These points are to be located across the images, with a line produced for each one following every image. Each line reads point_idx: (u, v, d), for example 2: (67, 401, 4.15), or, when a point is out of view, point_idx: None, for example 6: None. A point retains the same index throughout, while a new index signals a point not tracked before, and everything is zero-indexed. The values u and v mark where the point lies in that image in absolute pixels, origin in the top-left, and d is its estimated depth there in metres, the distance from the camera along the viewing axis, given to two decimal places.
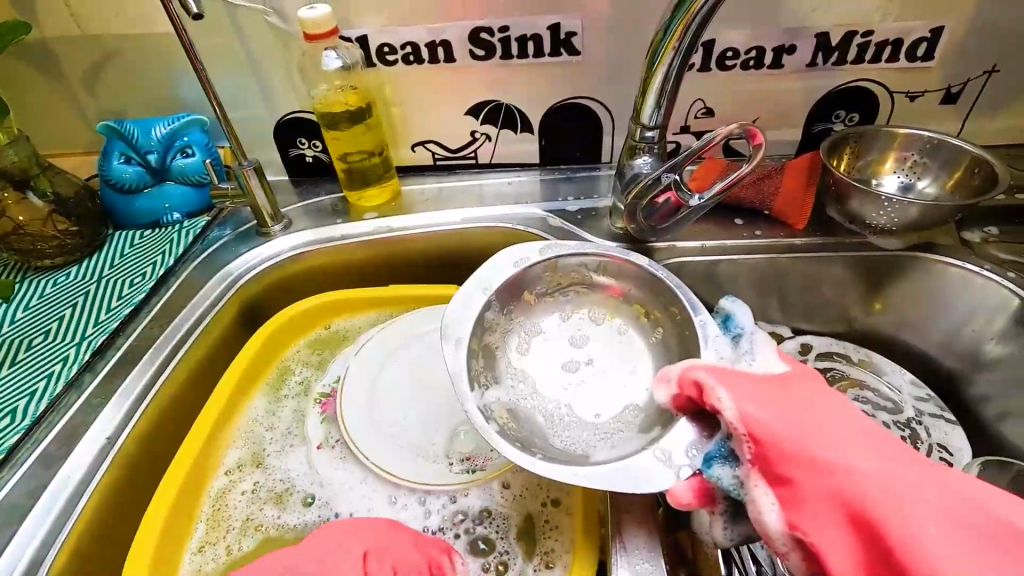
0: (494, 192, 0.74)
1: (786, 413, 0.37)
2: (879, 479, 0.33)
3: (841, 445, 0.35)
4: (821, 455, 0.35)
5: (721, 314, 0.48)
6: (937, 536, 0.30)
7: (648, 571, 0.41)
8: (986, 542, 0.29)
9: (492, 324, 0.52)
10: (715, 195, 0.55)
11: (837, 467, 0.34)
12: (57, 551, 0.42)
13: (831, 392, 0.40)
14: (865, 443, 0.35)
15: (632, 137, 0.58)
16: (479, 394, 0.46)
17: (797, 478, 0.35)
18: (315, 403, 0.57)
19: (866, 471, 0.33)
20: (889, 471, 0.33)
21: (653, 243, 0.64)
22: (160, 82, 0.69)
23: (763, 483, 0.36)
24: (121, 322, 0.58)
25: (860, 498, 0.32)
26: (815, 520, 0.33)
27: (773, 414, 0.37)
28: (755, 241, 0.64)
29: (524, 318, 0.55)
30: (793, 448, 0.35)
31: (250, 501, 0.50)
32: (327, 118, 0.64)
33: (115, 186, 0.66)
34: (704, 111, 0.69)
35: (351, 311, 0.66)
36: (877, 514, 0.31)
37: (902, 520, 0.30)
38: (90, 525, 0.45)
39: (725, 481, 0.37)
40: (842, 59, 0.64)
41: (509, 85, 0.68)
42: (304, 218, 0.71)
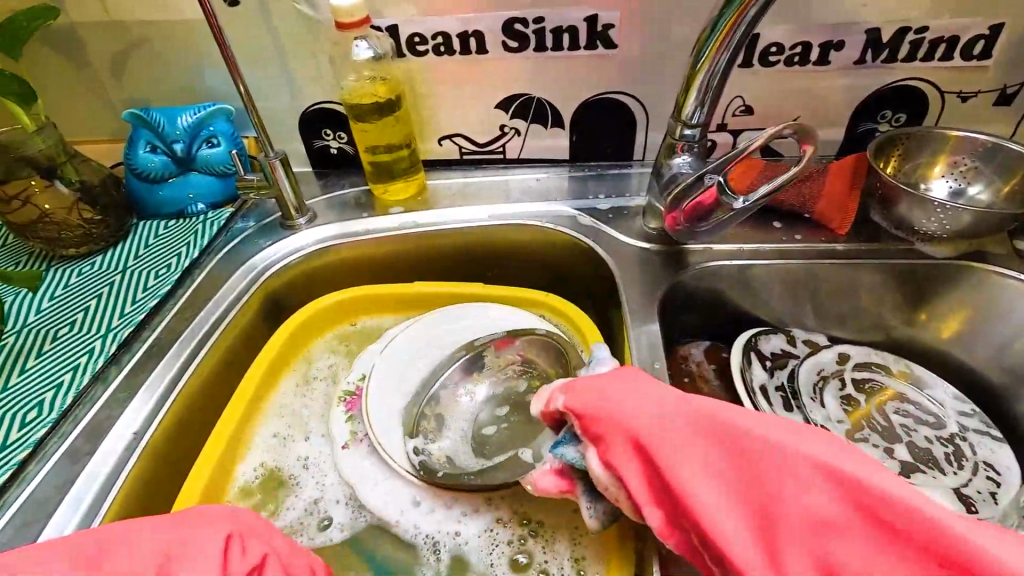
0: (522, 188, 0.73)
1: (604, 387, 0.41)
2: (699, 463, 0.35)
3: (677, 430, 0.36)
4: (656, 432, 0.37)
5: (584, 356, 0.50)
6: (696, 472, 0.34)
7: None
8: (779, 543, 0.30)
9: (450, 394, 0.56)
10: (761, 198, 0.53)
11: (666, 447, 0.36)
12: None
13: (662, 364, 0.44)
14: (671, 399, 0.38)
15: (672, 135, 0.55)
16: (418, 441, 0.52)
17: (605, 436, 0.39)
18: (339, 402, 0.56)
19: (688, 459, 0.35)
20: (667, 420, 0.37)
21: (687, 245, 0.62)
22: (187, 70, 0.67)
23: (590, 445, 0.40)
24: (147, 315, 0.57)
25: (658, 455, 0.36)
26: (628, 475, 0.37)
27: (625, 403, 0.39)
28: (794, 245, 0.61)
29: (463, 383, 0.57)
30: (631, 431, 0.37)
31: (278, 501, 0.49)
32: (355, 110, 0.63)
33: (139, 175, 0.65)
34: (743, 109, 0.66)
35: (377, 307, 0.65)
36: (654, 452, 0.36)
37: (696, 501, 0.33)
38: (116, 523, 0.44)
39: (569, 457, 0.41)
40: (892, 56, 0.61)
41: (541, 79, 0.66)
42: (328, 211, 0.70)
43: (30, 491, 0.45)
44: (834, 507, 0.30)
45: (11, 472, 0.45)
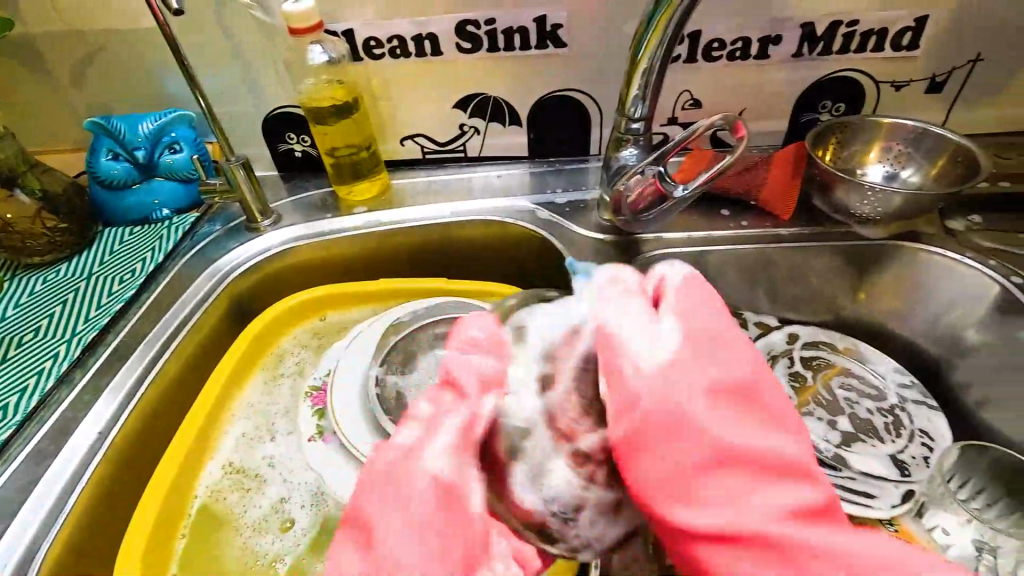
0: (484, 185, 0.75)
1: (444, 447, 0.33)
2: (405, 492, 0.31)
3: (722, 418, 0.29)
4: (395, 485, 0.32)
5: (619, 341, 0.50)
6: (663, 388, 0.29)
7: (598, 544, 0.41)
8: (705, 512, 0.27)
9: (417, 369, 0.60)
10: (700, 186, 0.56)
11: (389, 492, 0.32)
12: (50, 545, 0.43)
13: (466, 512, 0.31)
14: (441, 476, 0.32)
15: (618, 129, 0.58)
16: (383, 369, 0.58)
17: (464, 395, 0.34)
18: (305, 397, 0.58)
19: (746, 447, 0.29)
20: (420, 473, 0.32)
21: (639, 234, 0.65)
22: (147, 78, 0.68)
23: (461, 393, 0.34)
24: (111, 319, 0.58)
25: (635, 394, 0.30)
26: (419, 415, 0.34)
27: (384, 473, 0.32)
28: (741, 232, 0.64)
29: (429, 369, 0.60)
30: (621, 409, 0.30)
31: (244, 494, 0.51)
32: (314, 112, 0.64)
33: (103, 183, 0.66)
34: (691, 102, 0.69)
35: (344, 304, 0.66)
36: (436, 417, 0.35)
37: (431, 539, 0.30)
38: (82, 519, 0.45)
39: None
40: (827, 49, 0.64)
41: (496, 78, 0.68)
42: (294, 212, 0.72)
43: None
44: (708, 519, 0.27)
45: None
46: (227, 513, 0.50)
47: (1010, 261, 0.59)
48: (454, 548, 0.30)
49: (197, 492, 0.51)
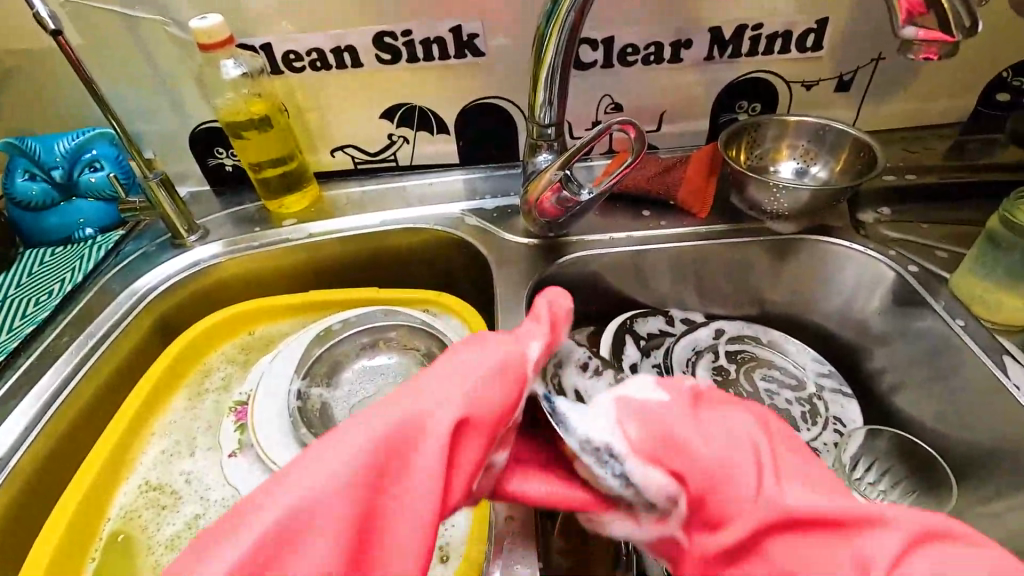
0: (416, 194, 0.75)
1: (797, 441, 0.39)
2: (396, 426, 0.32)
3: (689, 422, 0.35)
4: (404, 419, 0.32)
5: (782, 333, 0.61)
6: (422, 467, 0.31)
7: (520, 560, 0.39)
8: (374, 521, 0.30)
9: (343, 380, 0.60)
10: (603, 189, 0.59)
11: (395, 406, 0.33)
12: None
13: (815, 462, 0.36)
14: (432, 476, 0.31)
15: (532, 135, 0.59)
16: (303, 383, 0.57)
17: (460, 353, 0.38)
18: (229, 412, 0.57)
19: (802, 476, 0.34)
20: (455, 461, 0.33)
21: (562, 238, 0.66)
22: (64, 98, 0.68)
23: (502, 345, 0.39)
24: (21, 343, 0.57)
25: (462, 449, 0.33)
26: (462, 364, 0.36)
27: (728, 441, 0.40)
28: (662, 231, 0.65)
29: (353, 376, 0.60)
30: (644, 439, 0.35)
31: (156, 514, 0.50)
32: (233, 127, 0.65)
33: (20, 204, 0.65)
34: (613, 106, 0.70)
35: (271, 318, 0.66)
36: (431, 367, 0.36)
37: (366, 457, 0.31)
38: None
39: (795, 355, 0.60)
40: (736, 52, 0.66)
41: (419, 88, 0.69)
42: (223, 227, 0.71)
43: None
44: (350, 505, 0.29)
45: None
46: (138, 533, 0.49)
47: (910, 251, 0.63)
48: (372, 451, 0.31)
49: (110, 514, 0.50)
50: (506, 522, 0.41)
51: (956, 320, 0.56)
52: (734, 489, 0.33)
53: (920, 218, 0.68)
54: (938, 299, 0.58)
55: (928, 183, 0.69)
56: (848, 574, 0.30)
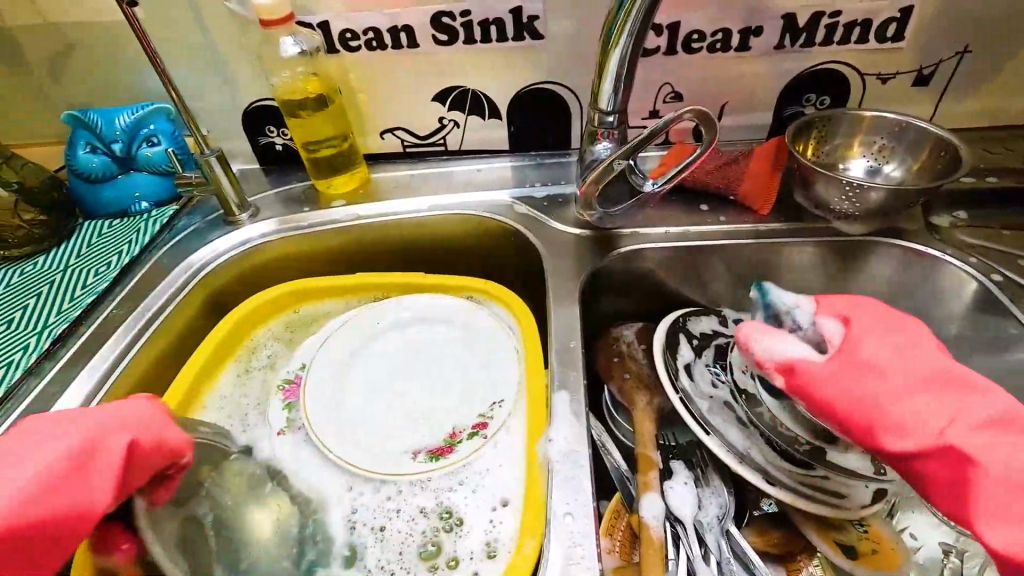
0: (464, 180, 0.74)
1: (881, 347, 0.42)
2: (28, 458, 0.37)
3: (872, 325, 0.44)
4: None
5: None
6: None
7: (580, 554, 0.40)
8: None
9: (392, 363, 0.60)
10: (669, 182, 0.57)
11: None
12: None
13: (899, 383, 0.40)
14: None
15: (592, 123, 0.57)
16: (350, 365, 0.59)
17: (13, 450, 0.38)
18: (277, 390, 0.57)
19: (926, 367, 0.40)
20: None
21: (615, 229, 0.64)
22: (124, 72, 0.68)
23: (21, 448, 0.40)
24: (83, 311, 0.57)
25: None
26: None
27: (864, 338, 0.42)
28: (720, 227, 0.63)
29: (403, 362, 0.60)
30: (829, 317, 0.46)
31: None
32: (289, 106, 0.64)
33: (80, 175, 0.66)
34: (673, 95, 0.67)
35: (317, 299, 0.66)
36: None
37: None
38: None
39: None
40: (810, 41, 0.63)
41: (475, 71, 0.68)
42: (273, 206, 0.71)
43: None
44: None
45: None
46: None
47: (990, 257, 0.59)
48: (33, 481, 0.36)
49: None
50: (565, 520, 0.42)
51: None
52: (885, 379, 0.40)
53: (1000, 222, 0.64)
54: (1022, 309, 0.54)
55: (1011, 186, 0.64)
56: (941, 418, 0.38)
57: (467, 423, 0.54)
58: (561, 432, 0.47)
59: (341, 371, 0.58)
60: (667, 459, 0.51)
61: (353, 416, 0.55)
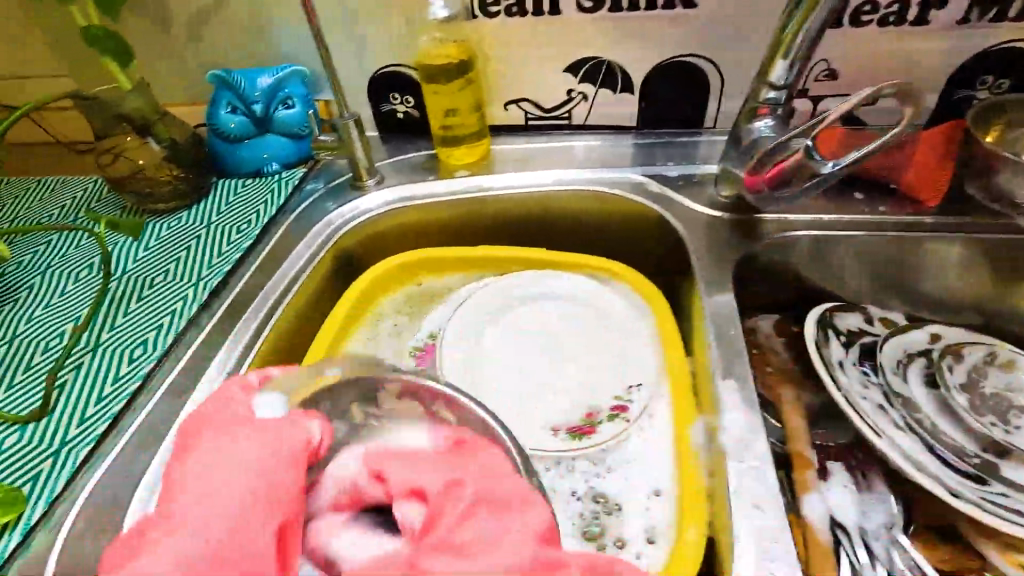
0: (588, 155, 0.72)
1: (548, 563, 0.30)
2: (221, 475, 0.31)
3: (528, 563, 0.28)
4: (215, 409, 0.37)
5: None
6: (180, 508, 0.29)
7: (775, 550, 0.38)
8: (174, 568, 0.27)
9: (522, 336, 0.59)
10: (850, 163, 0.50)
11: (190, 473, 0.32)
12: None
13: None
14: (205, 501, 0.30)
15: (755, 98, 0.53)
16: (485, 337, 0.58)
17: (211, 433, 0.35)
18: (409, 355, 0.57)
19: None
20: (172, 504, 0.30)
21: (761, 214, 0.60)
22: (262, 34, 0.69)
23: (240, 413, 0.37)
24: (232, 266, 0.58)
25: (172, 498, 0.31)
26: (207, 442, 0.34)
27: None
28: (876, 217, 0.59)
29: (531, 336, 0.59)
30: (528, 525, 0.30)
31: None
32: (428, 72, 0.64)
33: (220, 134, 0.68)
34: (826, 73, 0.62)
35: (440, 269, 0.65)
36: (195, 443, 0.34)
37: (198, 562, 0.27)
38: None
39: None
40: (997, 17, 0.57)
41: (615, 41, 0.65)
42: (396, 174, 0.71)
43: (144, 416, 0.44)
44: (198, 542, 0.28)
45: (108, 423, 0.43)
46: None
47: None
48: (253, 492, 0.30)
49: None
50: (755, 511, 0.39)
51: None
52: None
53: None
54: None
55: None
56: None
57: (605, 403, 0.52)
58: (731, 420, 0.45)
59: (470, 342, 0.57)
60: (824, 460, 0.48)
61: (489, 387, 0.54)
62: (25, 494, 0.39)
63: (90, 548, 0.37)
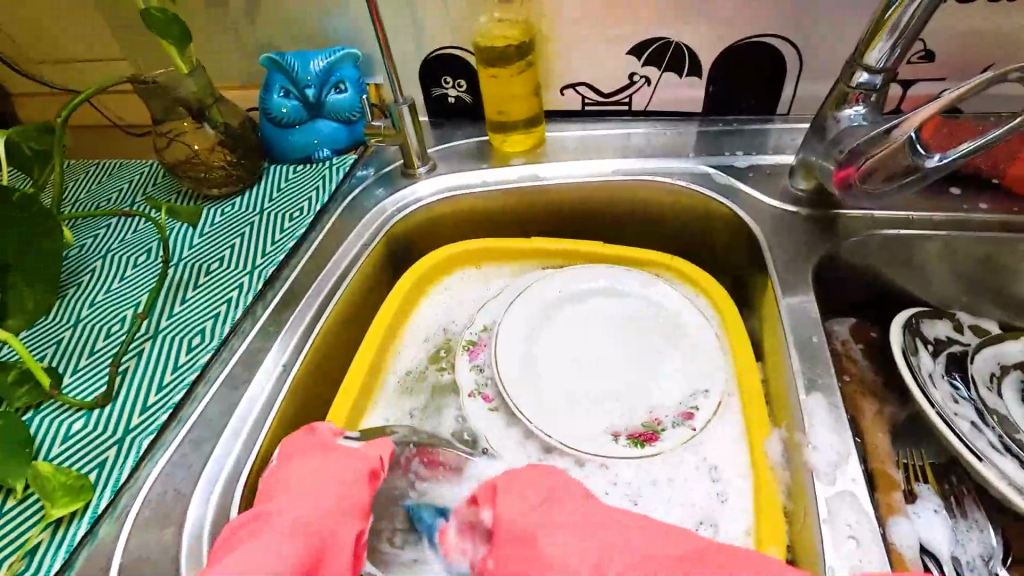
0: (648, 143, 0.68)
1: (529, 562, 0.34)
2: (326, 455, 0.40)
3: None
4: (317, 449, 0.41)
5: None
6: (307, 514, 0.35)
7: None
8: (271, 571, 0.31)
9: (575, 331, 0.56)
10: (964, 155, 0.44)
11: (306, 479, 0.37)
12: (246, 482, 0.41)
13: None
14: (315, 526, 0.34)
15: (846, 83, 0.49)
16: (535, 332, 0.55)
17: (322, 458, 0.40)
18: (462, 350, 0.55)
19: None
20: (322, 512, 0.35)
21: (842, 211, 0.56)
22: (317, 16, 0.68)
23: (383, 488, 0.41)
24: (287, 255, 0.57)
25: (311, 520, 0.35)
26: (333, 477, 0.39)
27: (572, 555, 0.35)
28: (971, 217, 0.53)
29: (585, 331, 0.56)
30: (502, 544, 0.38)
31: None
32: (484, 55, 0.61)
33: (273, 120, 0.67)
34: (922, 54, 0.57)
35: (492, 261, 0.63)
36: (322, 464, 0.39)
37: (297, 540, 0.33)
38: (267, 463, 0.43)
39: None
40: None
41: (684, 20, 0.61)
42: (448, 161, 0.69)
43: (201, 411, 0.44)
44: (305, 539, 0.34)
45: (169, 412, 0.44)
46: None
47: None
48: (356, 496, 0.37)
49: None
50: (852, 544, 0.37)
51: None
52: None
53: None
54: None
55: None
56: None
57: (667, 409, 0.49)
58: (817, 437, 0.42)
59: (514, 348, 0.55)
60: (910, 481, 0.45)
61: (545, 386, 0.51)
62: (91, 482, 0.39)
63: (155, 540, 0.37)
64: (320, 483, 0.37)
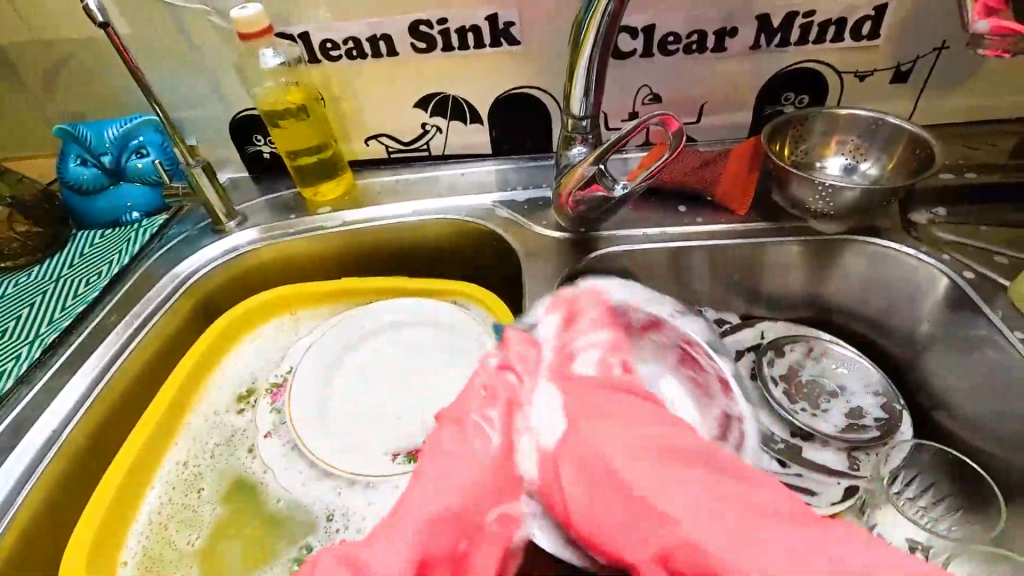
0: (449, 184, 0.75)
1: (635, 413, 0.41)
2: (467, 454, 0.40)
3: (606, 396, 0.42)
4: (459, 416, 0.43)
5: (843, 375, 0.61)
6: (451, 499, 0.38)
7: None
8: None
9: (373, 362, 0.60)
10: (637, 184, 0.58)
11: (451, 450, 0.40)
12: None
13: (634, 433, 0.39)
14: (456, 517, 0.37)
15: (566, 128, 0.58)
16: (331, 365, 0.59)
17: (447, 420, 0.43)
18: (265, 393, 0.58)
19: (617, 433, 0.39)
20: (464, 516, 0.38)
21: (596, 232, 0.65)
22: (113, 86, 0.70)
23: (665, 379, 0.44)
24: (73, 321, 0.59)
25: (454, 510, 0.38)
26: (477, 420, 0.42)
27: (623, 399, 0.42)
28: (697, 228, 0.64)
29: (384, 361, 0.60)
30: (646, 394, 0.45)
31: (213, 501, 0.52)
32: (271, 116, 0.66)
33: (72, 188, 0.68)
34: (651, 97, 0.67)
35: (301, 305, 0.67)
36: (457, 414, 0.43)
37: (448, 530, 0.37)
38: (26, 525, 0.47)
39: (869, 406, 0.58)
40: (785, 41, 0.63)
41: (454, 78, 0.68)
42: (261, 213, 0.73)
43: None
44: (450, 538, 0.37)
45: None
46: (173, 516, 0.51)
47: (964, 254, 0.60)
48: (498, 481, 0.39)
49: (146, 500, 0.52)
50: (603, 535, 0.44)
51: (1013, 331, 0.54)
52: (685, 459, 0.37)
53: (978, 218, 0.64)
54: (995, 308, 0.56)
55: (987, 183, 0.65)
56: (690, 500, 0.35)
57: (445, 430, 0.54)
58: None
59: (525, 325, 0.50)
60: None
61: (335, 418, 0.55)
62: None
63: None
64: (458, 464, 0.40)
